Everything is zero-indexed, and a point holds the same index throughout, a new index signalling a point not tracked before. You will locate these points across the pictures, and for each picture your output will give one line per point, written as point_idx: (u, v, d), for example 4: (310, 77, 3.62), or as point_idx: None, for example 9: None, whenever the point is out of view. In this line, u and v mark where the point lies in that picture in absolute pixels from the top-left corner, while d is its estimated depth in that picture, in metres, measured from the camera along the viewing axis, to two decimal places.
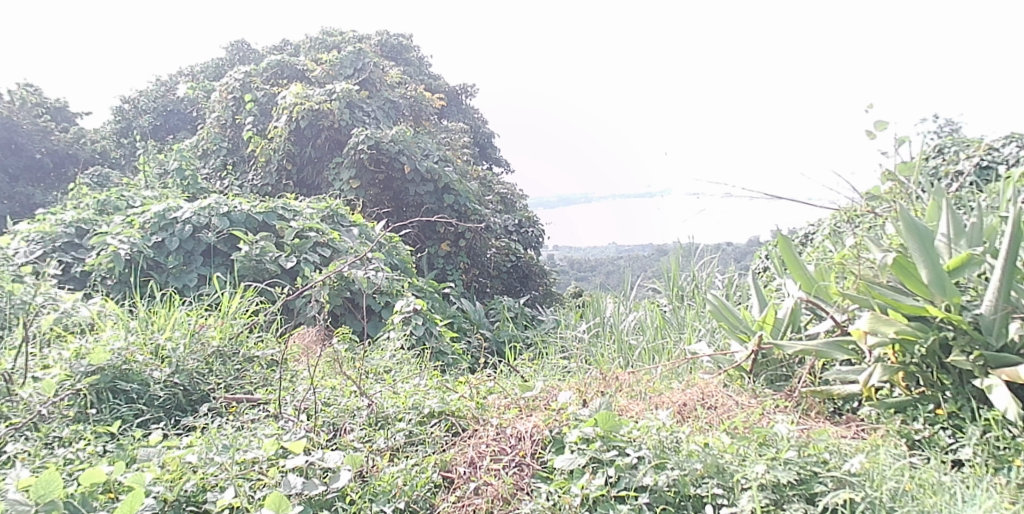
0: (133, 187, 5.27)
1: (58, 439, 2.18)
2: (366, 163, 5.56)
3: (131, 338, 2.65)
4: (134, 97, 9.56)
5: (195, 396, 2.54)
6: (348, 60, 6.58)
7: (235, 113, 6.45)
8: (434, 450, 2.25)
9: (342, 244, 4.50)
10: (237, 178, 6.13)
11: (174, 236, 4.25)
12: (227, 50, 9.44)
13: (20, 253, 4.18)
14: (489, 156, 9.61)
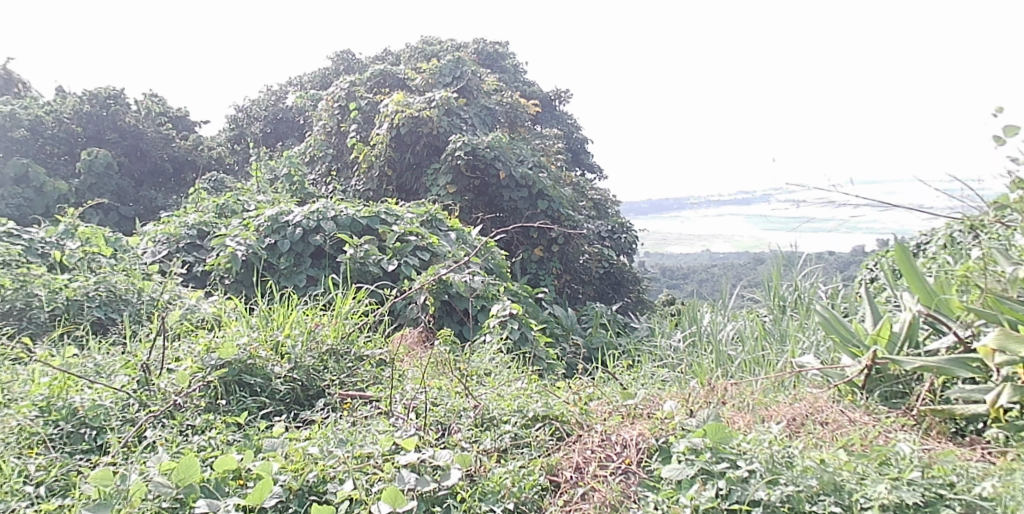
0: (247, 191, 5.58)
1: (191, 427, 2.34)
2: (463, 169, 5.68)
3: (253, 335, 2.82)
4: (247, 105, 10.10)
5: (312, 392, 2.68)
6: (447, 69, 6.72)
7: (341, 121, 6.72)
8: (540, 453, 2.28)
9: (441, 248, 4.62)
10: (340, 183, 6.38)
11: (285, 238, 4.48)
12: (333, 60, 9.84)
13: (149, 254, 4.59)
14: (583, 162, 9.59)
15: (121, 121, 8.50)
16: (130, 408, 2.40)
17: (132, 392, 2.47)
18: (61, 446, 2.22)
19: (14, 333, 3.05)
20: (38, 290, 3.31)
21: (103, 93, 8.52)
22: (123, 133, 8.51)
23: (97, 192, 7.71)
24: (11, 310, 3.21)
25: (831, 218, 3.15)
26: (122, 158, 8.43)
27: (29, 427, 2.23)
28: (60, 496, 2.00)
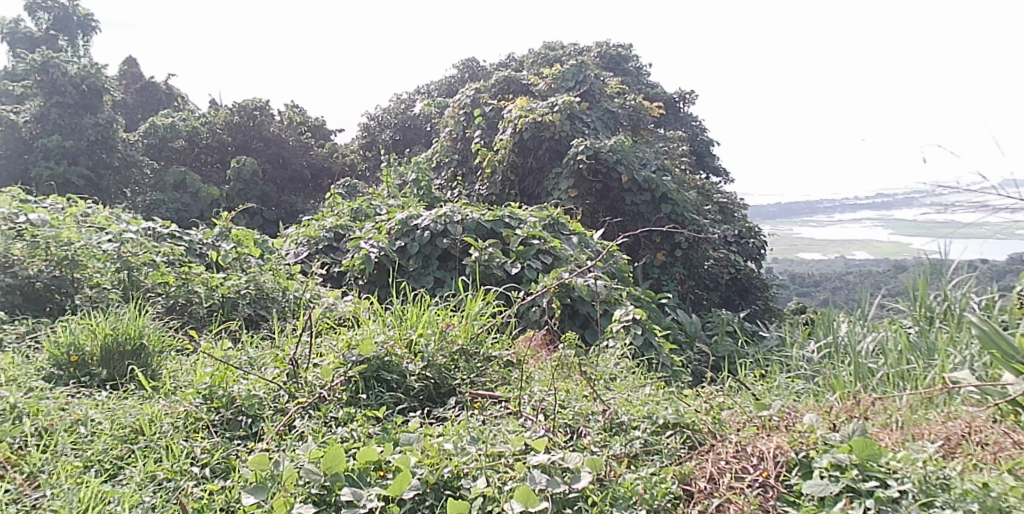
0: (378, 196, 5.82)
1: (334, 419, 2.48)
2: (584, 173, 5.70)
3: (389, 333, 2.94)
4: (378, 113, 10.22)
5: (444, 390, 2.77)
6: (570, 73, 6.74)
7: (466, 127, 6.91)
8: (671, 462, 2.24)
9: (563, 252, 4.62)
10: (465, 188, 6.53)
11: (414, 241, 4.66)
12: (459, 68, 10.13)
13: (292, 255, 4.95)
14: (707, 165, 9.34)
15: (266, 131, 9.12)
16: (280, 399, 2.58)
17: (282, 383, 2.65)
18: (222, 431, 2.42)
19: (178, 326, 3.35)
20: (198, 287, 3.61)
21: (250, 105, 9.15)
22: (267, 142, 9.12)
23: (244, 197, 8.33)
24: (175, 305, 3.52)
25: (994, 223, 2.89)
26: (266, 165, 9.03)
27: (196, 413, 2.46)
28: (222, 478, 2.18)
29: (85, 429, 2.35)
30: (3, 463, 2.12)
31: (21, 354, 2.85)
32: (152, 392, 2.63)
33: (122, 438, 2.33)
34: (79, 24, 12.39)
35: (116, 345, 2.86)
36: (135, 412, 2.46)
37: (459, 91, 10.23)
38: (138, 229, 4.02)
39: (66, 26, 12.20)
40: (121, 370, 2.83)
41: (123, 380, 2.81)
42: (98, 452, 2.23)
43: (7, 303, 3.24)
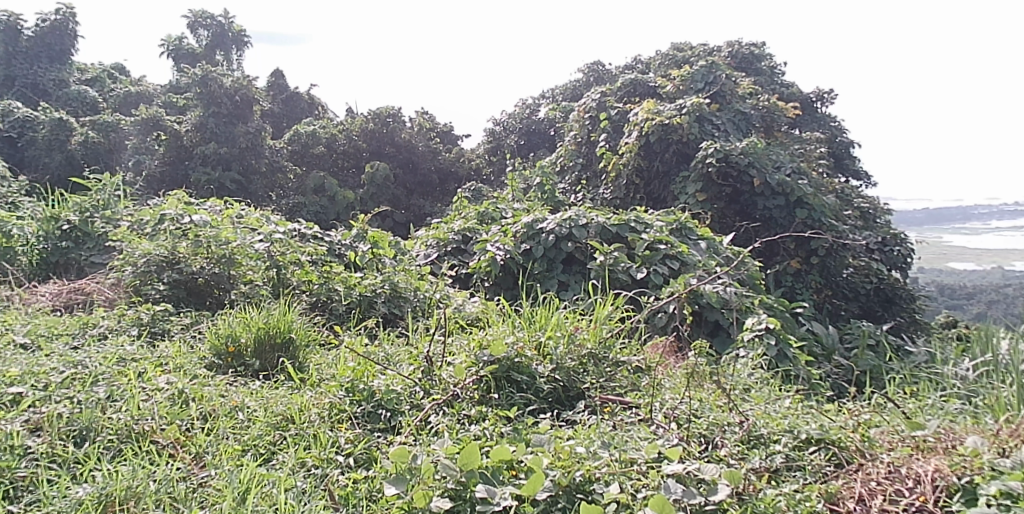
0: (504, 199, 5.92)
1: (467, 417, 2.54)
2: (714, 177, 5.55)
3: (518, 335, 2.98)
4: (503, 118, 10.12)
5: (572, 393, 2.77)
6: (700, 74, 6.57)
7: (591, 131, 6.88)
8: (814, 479, 2.13)
9: (691, 258, 4.48)
10: (589, 192, 6.51)
11: (539, 244, 4.70)
12: (584, 72, 10.13)
13: (422, 257, 5.12)
14: (846, 168, 8.82)
15: (398, 137, 9.48)
16: (416, 394, 2.67)
17: (417, 380, 2.75)
18: (363, 423, 2.54)
19: (322, 322, 3.54)
20: (338, 285, 3.80)
21: (383, 112, 9.55)
22: (399, 147, 9.49)
23: (377, 200, 8.73)
24: (317, 302, 3.73)
25: None
26: (398, 169, 9.40)
27: (340, 405, 2.59)
28: (365, 467, 2.29)
29: (242, 415, 2.53)
30: (174, 442, 2.32)
31: (186, 344, 3.12)
32: (300, 383, 2.81)
33: (274, 425, 2.49)
34: (233, 40, 13.32)
35: (268, 338, 3.07)
36: (286, 402, 2.62)
37: (584, 95, 10.27)
38: (285, 230, 4.30)
39: (221, 42, 13.19)
40: (272, 361, 3.04)
41: (273, 371, 3.01)
42: (254, 437, 2.40)
43: (173, 297, 3.57)
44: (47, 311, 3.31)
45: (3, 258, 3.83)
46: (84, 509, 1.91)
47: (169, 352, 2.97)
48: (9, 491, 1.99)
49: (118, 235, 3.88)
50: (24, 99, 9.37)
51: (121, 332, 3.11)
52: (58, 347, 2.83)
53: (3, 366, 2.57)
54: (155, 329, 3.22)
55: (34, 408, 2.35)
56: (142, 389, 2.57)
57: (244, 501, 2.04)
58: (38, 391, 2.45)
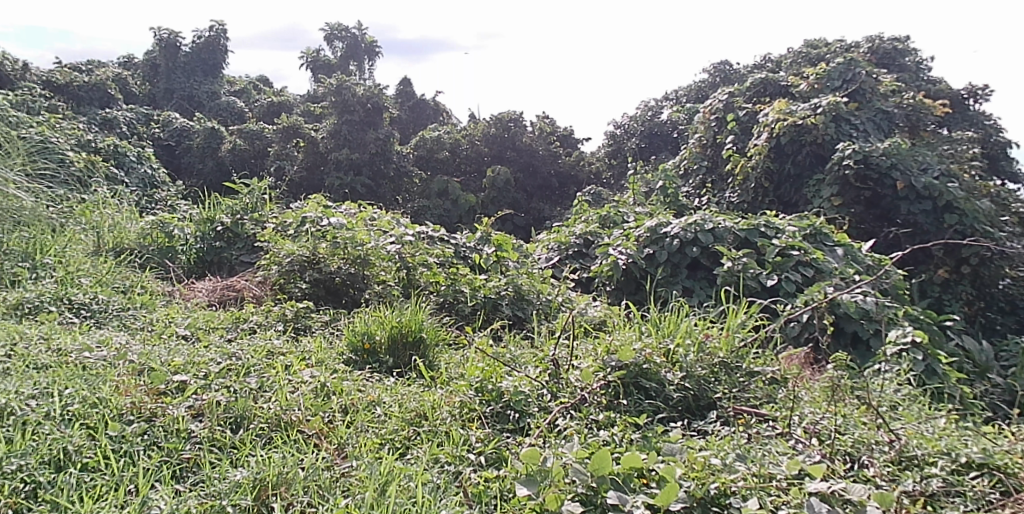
0: (627, 203, 5.85)
1: (595, 422, 2.53)
2: (851, 180, 5.26)
3: (646, 341, 2.93)
4: (625, 121, 9.97)
5: (704, 402, 2.69)
6: (837, 72, 6.24)
7: (717, 133, 6.70)
8: (977, 507, 1.97)
9: (827, 265, 4.25)
10: (715, 196, 6.32)
11: (663, 249, 4.62)
12: (710, 72, 9.87)
13: (544, 260, 5.15)
14: (1003, 170, 8.09)
15: (519, 141, 9.58)
16: (544, 397, 2.69)
17: (545, 382, 2.77)
18: (492, 423, 2.58)
19: (450, 322, 3.64)
20: (463, 287, 3.89)
21: (505, 116, 9.66)
22: (520, 152, 9.61)
23: (498, 204, 8.89)
24: (444, 303, 3.84)
25: None
26: (518, 173, 9.52)
27: (470, 404, 2.65)
28: (496, 466, 2.32)
29: (379, 409, 2.64)
30: (318, 433, 2.46)
31: (325, 340, 3.29)
32: (431, 381, 2.91)
33: (408, 420, 2.58)
34: (366, 50, 13.87)
35: (401, 336, 3.19)
36: (419, 399, 2.71)
37: (709, 95, 9.99)
38: (415, 232, 4.45)
39: (355, 53, 13.77)
40: (404, 359, 3.15)
41: (405, 368, 3.12)
42: (390, 431, 2.50)
43: (314, 295, 3.79)
44: (204, 306, 3.59)
45: (166, 256, 4.18)
46: (242, 492, 2.05)
47: (311, 347, 3.15)
48: (177, 471, 2.16)
49: (265, 236, 4.16)
50: (182, 109, 10.18)
51: (269, 326, 3.33)
52: (214, 339, 3.06)
53: (168, 356, 2.81)
54: (299, 325, 3.43)
55: (196, 394, 2.55)
56: (289, 381, 2.74)
57: (384, 492, 2.12)
58: (199, 379, 2.65)
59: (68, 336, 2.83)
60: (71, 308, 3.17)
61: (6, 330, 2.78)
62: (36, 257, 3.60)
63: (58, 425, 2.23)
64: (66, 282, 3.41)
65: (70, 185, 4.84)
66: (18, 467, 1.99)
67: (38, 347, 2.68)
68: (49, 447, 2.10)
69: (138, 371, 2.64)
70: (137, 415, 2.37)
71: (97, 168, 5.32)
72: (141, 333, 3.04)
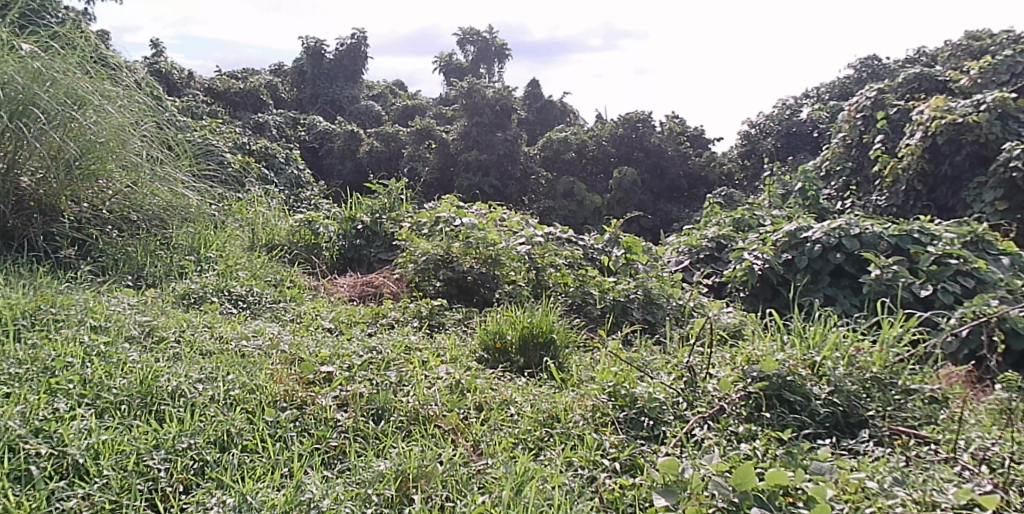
0: (762, 206, 5.61)
1: (735, 434, 2.44)
2: (1020, 183, 4.80)
3: (790, 352, 2.79)
4: (760, 120, 9.60)
5: (854, 420, 2.53)
6: (1005, 65, 5.70)
7: (864, 132, 6.30)
8: None
9: (991, 276, 3.89)
10: (859, 199, 5.95)
11: (804, 254, 4.39)
12: (856, 68, 9.32)
13: (674, 263, 5.04)
14: None
15: (648, 142, 9.41)
16: (679, 405, 2.61)
17: (680, 390, 2.69)
18: (626, 429, 2.54)
19: (582, 324, 3.62)
20: (592, 289, 3.86)
21: (633, 117, 9.51)
22: (648, 152, 9.43)
23: (624, 205, 8.80)
24: (573, 305, 3.81)
25: None
26: (645, 174, 9.36)
27: (603, 408, 2.61)
28: (631, 474, 2.28)
29: (512, 409, 2.66)
30: (455, 429, 2.51)
31: (459, 338, 3.37)
32: (562, 383, 2.91)
33: (541, 421, 2.58)
34: (497, 53, 14.07)
35: (532, 336, 3.21)
36: (551, 400, 2.72)
37: (854, 92, 9.42)
38: (544, 233, 4.47)
39: (486, 56, 14.02)
40: (535, 359, 3.17)
41: (536, 369, 3.13)
42: (524, 431, 2.51)
43: (447, 293, 3.89)
44: (345, 301, 3.77)
45: (312, 252, 4.43)
46: (385, 482, 2.13)
47: (445, 344, 3.24)
48: (325, 458, 2.27)
49: (402, 236, 4.32)
50: (325, 113, 10.79)
51: (406, 323, 3.45)
52: (356, 333, 3.21)
53: (315, 347, 2.96)
54: (433, 322, 3.53)
55: (342, 385, 2.67)
56: (426, 376, 2.82)
57: (520, 492, 2.13)
58: (344, 371, 2.78)
59: (228, 325, 3.05)
60: (230, 298, 3.42)
61: (176, 317, 3.03)
62: (201, 251, 3.92)
63: (222, 408, 2.40)
64: (226, 274, 3.69)
65: (228, 185, 5.23)
66: (188, 445, 2.16)
67: (203, 334, 2.91)
68: (215, 428, 2.27)
69: (289, 361, 2.81)
70: (289, 402, 2.52)
71: (251, 168, 5.70)
72: (291, 325, 3.24)
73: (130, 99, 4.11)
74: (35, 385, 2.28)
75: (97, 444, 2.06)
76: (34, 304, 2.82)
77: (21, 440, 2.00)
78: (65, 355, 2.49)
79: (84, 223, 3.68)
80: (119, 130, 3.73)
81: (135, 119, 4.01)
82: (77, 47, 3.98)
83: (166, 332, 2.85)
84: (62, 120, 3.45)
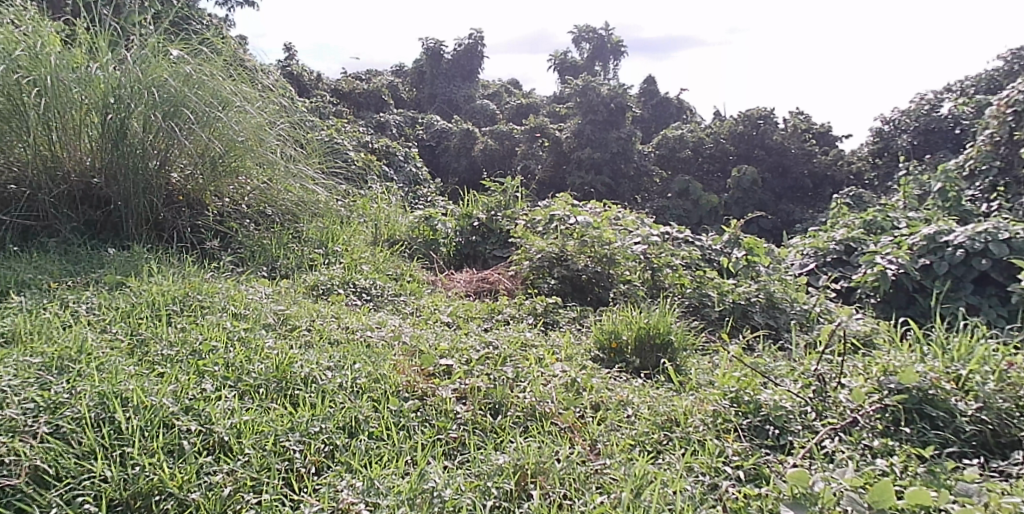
0: (896, 208, 5.28)
1: (869, 448, 2.30)
2: None
3: (932, 364, 2.61)
4: (894, 116, 9.01)
5: (1006, 440, 2.33)
6: None
7: (1015, 128, 5.78)
8: None
9: None
10: (1008, 201, 5.49)
11: (944, 260, 4.09)
12: (1006, 59, 8.58)
13: (798, 266, 4.82)
14: None
15: (770, 139, 9.06)
16: (807, 415, 2.49)
17: (808, 399, 2.57)
18: (750, 437, 2.45)
19: (701, 326, 3.52)
20: (711, 291, 3.76)
21: (755, 114, 9.19)
22: (770, 150, 9.06)
23: (742, 205, 8.52)
24: (690, 306, 3.72)
25: None
26: (766, 174, 9.01)
27: (725, 414, 2.53)
28: (755, 484, 2.20)
29: (629, 410, 2.62)
30: (571, 427, 2.50)
31: (573, 336, 3.35)
32: (680, 386, 2.84)
33: (659, 424, 2.53)
34: (612, 50, 13.98)
35: (648, 337, 3.15)
36: (669, 403, 2.65)
37: (1003, 86, 8.69)
38: (660, 232, 4.39)
39: (601, 53, 13.94)
40: (652, 361, 3.12)
41: (653, 371, 3.08)
42: (641, 433, 2.47)
43: (562, 291, 3.89)
44: (462, 296, 3.85)
45: (430, 247, 4.54)
46: (505, 475, 2.15)
47: (561, 342, 3.23)
48: (446, 449, 2.33)
49: (518, 233, 4.36)
50: (442, 113, 11.08)
51: (521, 319, 3.48)
52: (473, 328, 3.27)
53: (434, 340, 3.04)
54: (548, 320, 3.54)
55: (461, 378, 2.72)
56: (541, 374, 2.83)
57: (639, 495, 2.10)
58: (462, 364, 2.84)
59: (354, 316, 3.18)
60: (354, 291, 3.57)
61: (307, 307, 3.19)
62: (329, 245, 4.11)
63: (349, 396, 2.51)
64: (351, 268, 3.85)
65: (352, 182, 5.46)
66: (319, 429, 2.27)
67: (331, 323, 3.05)
68: (344, 413, 2.37)
69: (410, 353, 2.90)
70: (411, 392, 2.59)
71: (372, 166, 5.92)
72: (411, 317, 3.34)
73: (267, 101, 4.36)
74: (185, 366, 2.46)
75: (239, 424, 2.20)
76: (183, 291, 3.04)
77: (174, 416, 2.17)
78: (210, 339, 2.68)
79: (225, 217, 3.97)
80: (257, 129, 3.98)
81: (271, 119, 4.25)
82: (222, 53, 4.27)
83: (298, 320, 3.00)
84: (208, 120, 3.71)
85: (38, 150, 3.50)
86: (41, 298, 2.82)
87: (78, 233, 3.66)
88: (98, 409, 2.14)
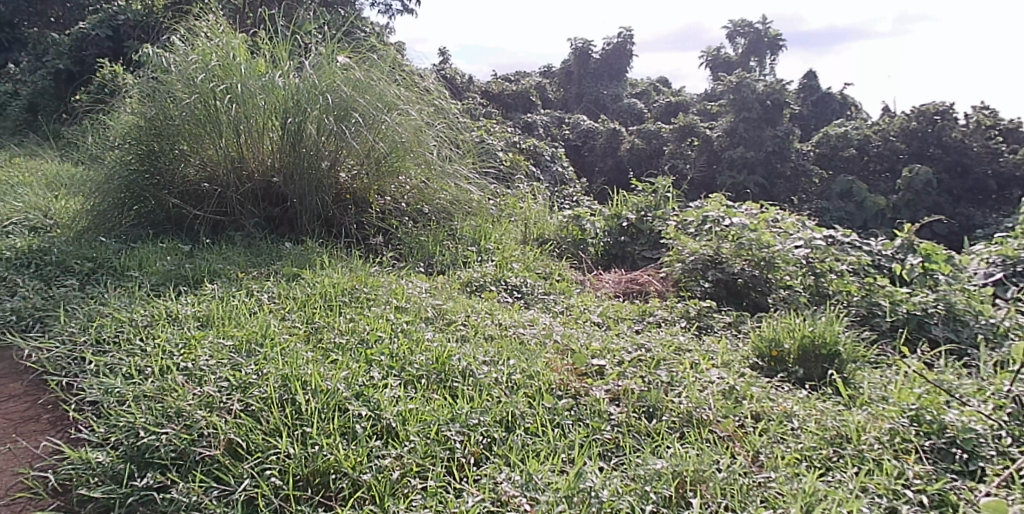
0: None
1: None
2: None
3: None
4: None
5: None
6: None
7: None
8: None
9: None
10: None
11: None
12: None
13: (982, 276, 4.35)
14: None
15: (947, 136, 8.30)
16: (1002, 440, 2.27)
17: (1002, 423, 2.33)
18: (934, 460, 2.25)
19: (873, 337, 3.29)
20: (882, 300, 3.50)
21: (931, 109, 8.46)
22: (947, 149, 8.31)
23: (913, 208, 7.88)
24: (858, 315, 3.49)
25: None
26: (941, 174, 8.26)
27: (903, 433, 2.34)
28: (941, 511, 2.03)
29: (793, 423, 2.47)
30: (731, 436, 2.42)
31: (729, 342, 3.22)
32: (849, 400, 2.66)
33: (828, 440, 2.37)
34: (769, 44, 13.35)
35: (813, 347, 2.98)
36: (838, 418, 2.48)
37: None
38: (823, 236, 4.13)
39: (757, 47, 13.35)
40: (817, 371, 2.94)
41: (819, 382, 2.91)
42: (809, 447, 2.33)
43: (717, 295, 3.74)
44: (611, 297, 3.81)
45: (579, 247, 4.55)
46: (663, 481, 2.10)
47: (716, 347, 3.12)
48: (601, 450, 2.32)
49: (670, 235, 4.27)
50: (588, 112, 11.07)
51: (673, 322, 3.40)
52: (624, 329, 3.23)
53: (586, 339, 3.04)
54: (702, 324, 3.44)
55: (614, 380, 2.69)
56: (698, 379, 2.74)
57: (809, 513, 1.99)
58: (615, 365, 2.81)
59: (506, 313, 3.24)
60: (506, 288, 3.64)
61: (462, 302, 3.29)
62: (481, 242, 4.22)
63: (505, 391, 2.55)
64: (503, 265, 3.93)
65: (501, 181, 5.57)
66: (478, 421, 2.32)
67: (486, 319, 3.12)
68: (501, 408, 2.42)
69: (562, 352, 2.91)
70: (564, 391, 2.60)
71: (520, 166, 6.01)
72: (562, 316, 3.36)
73: (425, 103, 4.54)
74: (355, 355, 2.61)
75: (405, 411, 2.30)
76: (351, 284, 3.23)
77: (347, 401, 2.30)
78: (376, 330, 2.82)
79: (387, 215, 4.18)
80: (417, 130, 4.15)
81: (429, 121, 4.42)
82: (386, 58, 4.49)
83: (455, 315, 3.10)
84: (374, 123, 3.93)
85: (227, 152, 3.84)
86: (230, 287, 3.09)
87: (259, 227, 3.97)
88: (282, 391, 2.31)
